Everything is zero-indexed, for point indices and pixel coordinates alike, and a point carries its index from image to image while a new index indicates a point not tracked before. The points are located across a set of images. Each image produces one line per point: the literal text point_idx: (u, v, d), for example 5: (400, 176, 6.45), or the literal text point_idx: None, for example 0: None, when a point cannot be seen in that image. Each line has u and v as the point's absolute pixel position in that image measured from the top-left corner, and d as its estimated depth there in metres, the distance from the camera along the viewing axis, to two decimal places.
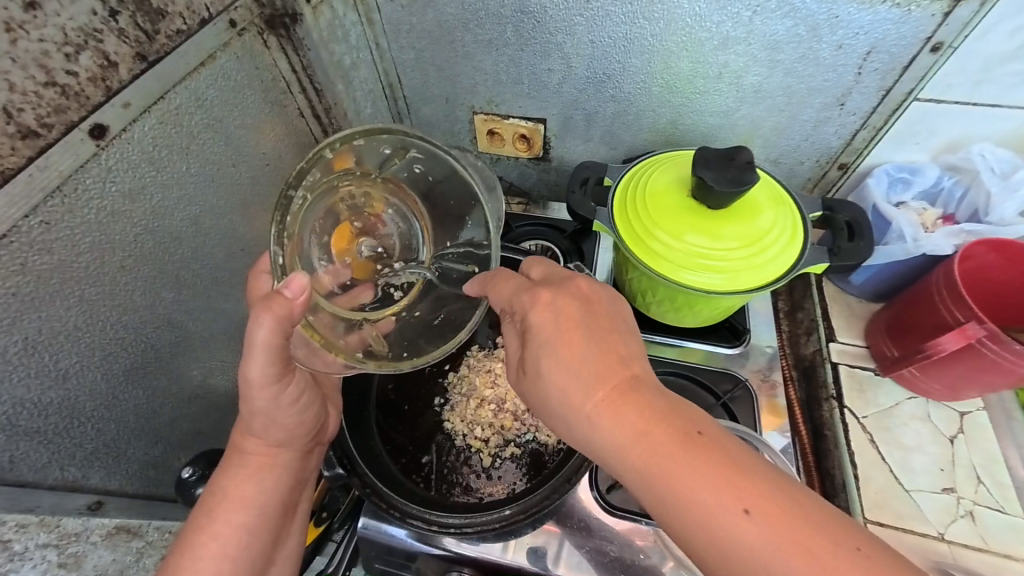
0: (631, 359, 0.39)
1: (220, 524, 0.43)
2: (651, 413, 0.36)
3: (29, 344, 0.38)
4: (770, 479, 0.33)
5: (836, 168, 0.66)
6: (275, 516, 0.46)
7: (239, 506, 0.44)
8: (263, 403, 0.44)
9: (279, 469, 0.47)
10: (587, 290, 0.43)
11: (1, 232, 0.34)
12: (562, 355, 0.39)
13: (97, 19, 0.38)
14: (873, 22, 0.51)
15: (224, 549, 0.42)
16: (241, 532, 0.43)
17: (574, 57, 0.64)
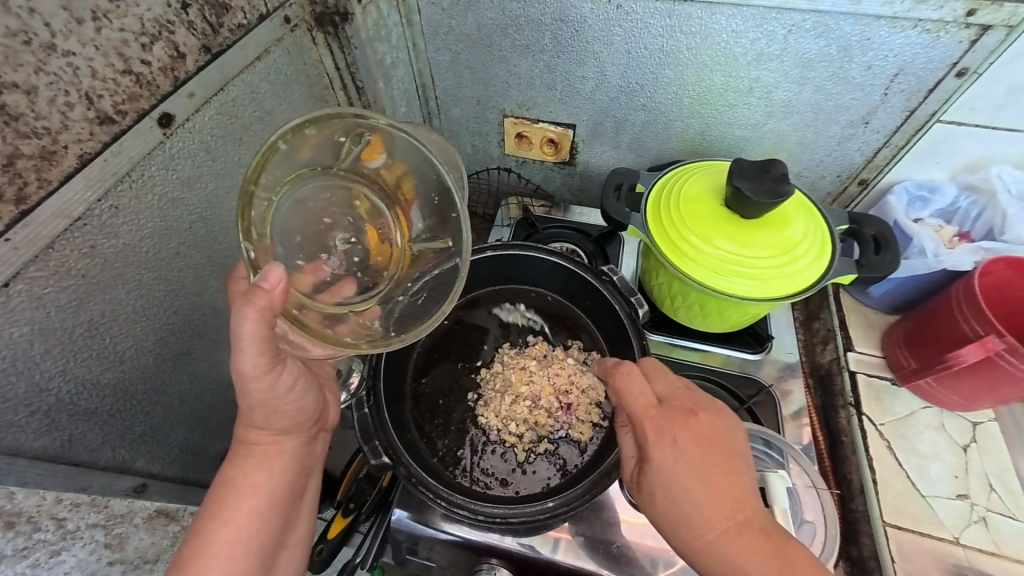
0: (724, 462, 0.42)
1: (231, 513, 0.44)
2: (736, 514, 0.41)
3: (93, 327, 0.39)
4: None
5: (856, 183, 0.69)
6: (285, 502, 0.48)
7: (247, 490, 0.46)
8: (262, 394, 0.45)
9: (286, 454, 0.49)
10: (706, 425, 0.43)
11: (76, 215, 0.35)
12: (667, 460, 0.42)
13: (170, 11, 0.39)
14: (904, 45, 0.54)
15: (242, 531, 0.44)
16: (253, 518, 0.45)
17: (608, 66, 0.66)
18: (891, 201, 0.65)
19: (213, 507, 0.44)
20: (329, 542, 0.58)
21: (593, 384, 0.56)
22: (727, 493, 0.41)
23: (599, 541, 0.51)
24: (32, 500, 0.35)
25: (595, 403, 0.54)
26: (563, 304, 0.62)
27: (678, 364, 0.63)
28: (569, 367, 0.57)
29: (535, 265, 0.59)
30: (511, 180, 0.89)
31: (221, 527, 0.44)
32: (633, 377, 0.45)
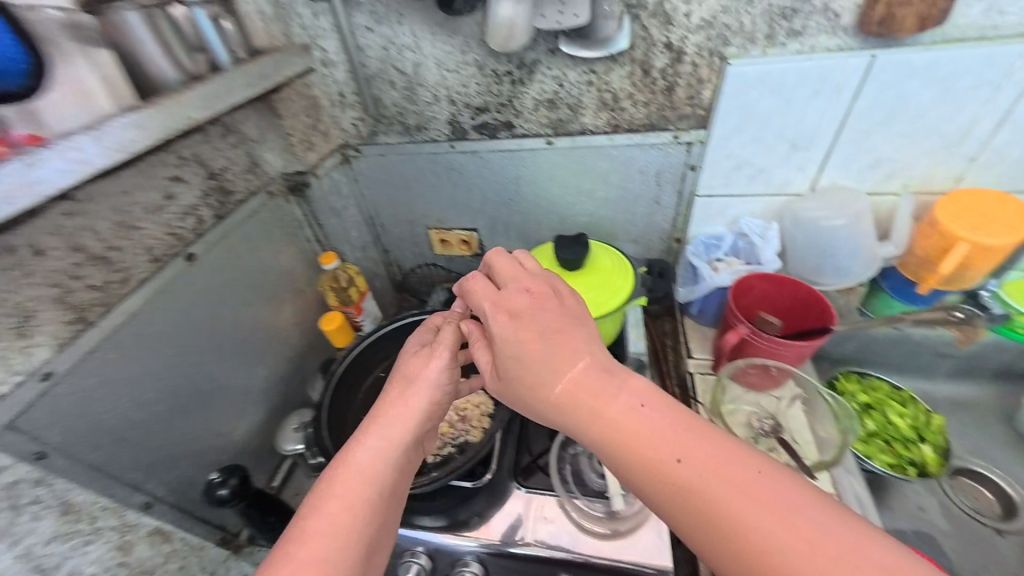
0: (635, 425, 0.42)
1: (352, 503, 0.45)
2: (657, 409, 0.43)
3: (115, 383, 0.58)
4: (352, 509, 0.45)
5: (676, 243, 0.97)
6: (378, 513, 0.46)
7: (344, 491, 0.46)
8: (421, 366, 0.57)
9: (395, 459, 0.50)
10: (581, 373, 0.46)
11: (134, 309, 0.59)
12: (507, 345, 0.50)
13: (201, 200, 0.70)
14: (653, 158, 0.83)
15: (342, 495, 0.46)
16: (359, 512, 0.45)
17: (487, 191, 0.99)
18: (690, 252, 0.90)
19: (328, 491, 0.46)
20: None
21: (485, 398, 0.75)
22: (534, 367, 0.48)
23: (500, 521, 0.66)
24: (72, 493, 0.53)
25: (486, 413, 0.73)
26: None
27: None
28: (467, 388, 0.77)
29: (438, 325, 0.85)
30: (443, 273, 1.18)
31: (348, 480, 0.47)
32: (512, 269, 0.58)
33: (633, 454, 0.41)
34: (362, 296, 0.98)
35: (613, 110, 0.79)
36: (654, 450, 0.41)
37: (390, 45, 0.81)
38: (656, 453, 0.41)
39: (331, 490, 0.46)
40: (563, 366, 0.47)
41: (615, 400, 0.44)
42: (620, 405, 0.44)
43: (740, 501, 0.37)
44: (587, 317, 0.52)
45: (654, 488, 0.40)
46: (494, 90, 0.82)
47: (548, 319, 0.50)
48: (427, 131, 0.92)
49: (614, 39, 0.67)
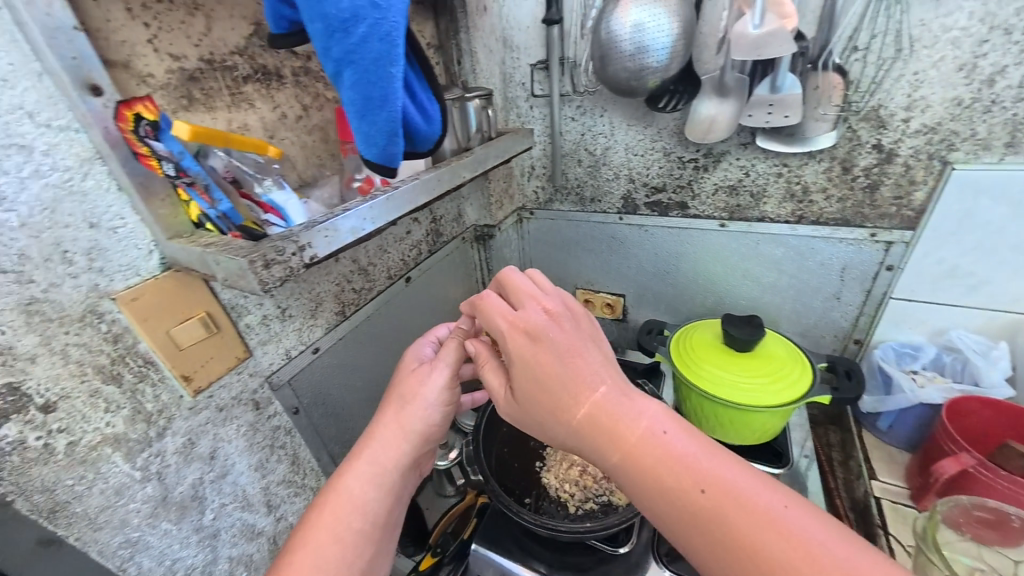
0: (652, 455, 0.41)
1: (331, 526, 0.49)
2: (647, 431, 0.42)
3: (342, 366, 0.72)
4: (333, 535, 0.49)
5: (854, 343, 0.88)
6: (371, 534, 0.51)
7: (325, 513, 0.49)
8: (431, 384, 0.57)
9: (382, 485, 0.52)
10: (595, 399, 0.44)
11: (369, 312, 0.75)
12: (518, 362, 0.46)
13: (423, 238, 0.85)
14: (840, 252, 0.80)
15: (334, 521, 0.49)
16: (348, 535, 0.49)
17: (643, 260, 1.01)
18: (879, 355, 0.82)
19: (316, 509, 0.50)
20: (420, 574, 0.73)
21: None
22: (560, 388, 0.44)
23: None
24: (297, 448, 0.65)
25: None
26: None
27: None
28: None
29: None
30: None
31: (335, 508, 0.50)
32: (518, 282, 0.52)
33: (652, 484, 0.40)
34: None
35: (801, 201, 0.80)
36: (672, 479, 0.40)
37: (586, 132, 0.92)
38: (676, 480, 0.40)
39: (319, 519, 0.49)
40: (553, 399, 0.45)
41: (631, 430, 0.42)
42: (636, 428, 0.42)
43: (763, 537, 0.36)
44: (604, 339, 0.49)
45: (669, 513, 0.40)
46: (675, 174, 0.88)
47: (558, 342, 0.45)
48: (599, 203, 0.99)
49: (809, 134, 0.71)
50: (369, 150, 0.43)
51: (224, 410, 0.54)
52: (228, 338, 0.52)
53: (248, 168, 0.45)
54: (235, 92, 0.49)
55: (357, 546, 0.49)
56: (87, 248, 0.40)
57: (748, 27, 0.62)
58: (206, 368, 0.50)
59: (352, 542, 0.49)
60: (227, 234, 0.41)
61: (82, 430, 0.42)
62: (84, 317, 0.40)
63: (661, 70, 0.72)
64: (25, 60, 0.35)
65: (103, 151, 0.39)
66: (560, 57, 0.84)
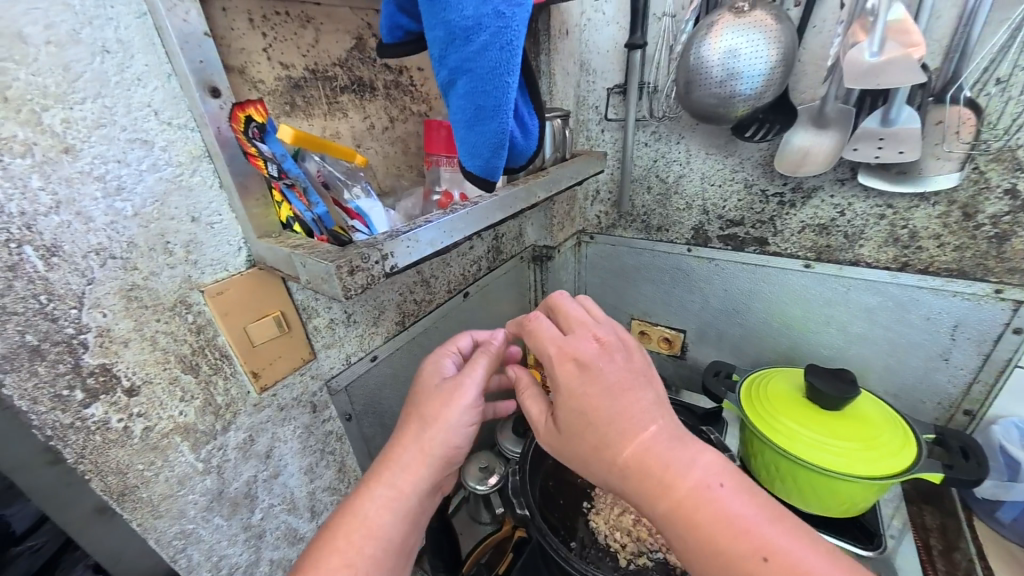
0: (706, 514, 0.36)
1: (346, 551, 0.43)
2: (705, 490, 0.37)
3: (395, 377, 0.71)
4: (347, 563, 0.43)
5: (963, 413, 0.77)
6: (388, 563, 0.46)
7: (341, 537, 0.44)
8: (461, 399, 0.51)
9: (403, 511, 0.47)
10: (644, 441, 0.39)
11: (426, 324, 0.74)
12: (564, 389, 0.43)
13: (485, 254, 0.84)
14: (952, 306, 0.71)
15: (349, 547, 0.44)
16: (364, 563, 0.44)
17: (710, 296, 0.94)
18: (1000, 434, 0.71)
19: (331, 531, 0.45)
20: None
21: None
22: (605, 424, 0.40)
23: None
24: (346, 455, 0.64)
25: None
26: None
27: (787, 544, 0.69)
28: None
29: None
30: None
31: (350, 532, 0.44)
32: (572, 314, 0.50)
33: (702, 546, 0.35)
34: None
35: (907, 247, 0.72)
36: (729, 547, 0.34)
37: (658, 158, 0.87)
38: (732, 550, 0.34)
39: (332, 542, 0.44)
40: (600, 434, 0.41)
41: (683, 480, 0.37)
42: (692, 482, 0.37)
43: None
44: (658, 377, 0.45)
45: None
46: (755, 207, 0.81)
47: (608, 373, 0.42)
48: (665, 232, 0.93)
49: (924, 172, 0.64)
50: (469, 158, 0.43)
51: (285, 410, 0.54)
52: (297, 339, 0.53)
53: (338, 174, 0.46)
54: (332, 101, 0.50)
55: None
56: (186, 241, 0.42)
57: (864, 54, 0.56)
58: (273, 367, 0.51)
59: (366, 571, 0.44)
60: (315, 238, 0.41)
61: (158, 417, 0.42)
62: (175, 306, 0.42)
63: (752, 98, 0.67)
64: (158, 61, 0.37)
65: (212, 150, 0.41)
66: (639, 82, 0.81)
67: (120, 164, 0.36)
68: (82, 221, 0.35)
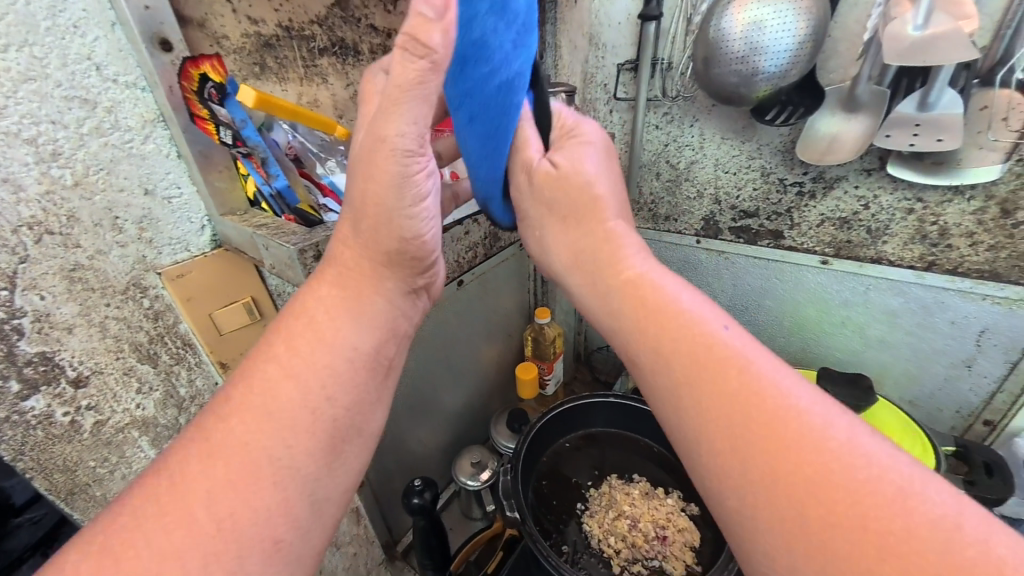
0: (726, 391, 0.29)
1: (249, 395, 0.30)
2: (790, 391, 0.29)
3: None
4: (256, 402, 0.30)
5: (983, 423, 0.74)
6: (319, 421, 0.32)
7: (254, 375, 0.31)
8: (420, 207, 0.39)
9: (340, 342, 0.33)
10: (667, 310, 0.34)
11: None
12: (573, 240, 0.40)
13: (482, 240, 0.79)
14: (981, 312, 0.67)
15: (292, 357, 0.32)
16: (279, 411, 0.30)
17: (719, 291, 0.89)
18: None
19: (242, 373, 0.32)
20: None
21: (689, 527, 0.67)
22: (624, 290, 0.36)
23: None
24: None
25: (689, 545, 0.65)
26: (667, 458, 0.77)
27: None
28: (669, 503, 0.70)
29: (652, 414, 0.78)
30: None
31: (295, 339, 0.33)
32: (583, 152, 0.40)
33: (715, 423, 0.29)
34: (559, 354, 0.98)
35: (935, 245, 0.67)
36: (798, 454, 0.26)
37: (670, 142, 0.81)
38: (809, 490, 0.25)
39: (248, 372, 0.32)
40: (655, 329, 0.33)
41: (713, 356, 0.30)
42: (760, 385, 0.29)
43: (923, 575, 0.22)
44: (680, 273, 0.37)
45: (782, 545, 0.25)
46: (771, 198, 0.76)
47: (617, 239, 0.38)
48: (674, 222, 0.88)
49: (962, 164, 0.59)
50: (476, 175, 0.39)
51: None
52: None
53: (313, 146, 0.42)
54: (309, 64, 0.45)
55: (297, 428, 0.30)
56: (139, 216, 0.37)
57: (907, 28, 0.50)
58: (244, 357, 0.47)
59: (290, 419, 0.30)
60: (280, 216, 0.38)
61: (111, 411, 0.39)
62: (127, 290, 0.37)
63: (776, 77, 0.61)
64: (99, 6, 0.32)
65: (166, 114, 0.36)
66: (652, 57, 0.74)
67: (55, 125, 0.32)
68: (10, 190, 0.31)
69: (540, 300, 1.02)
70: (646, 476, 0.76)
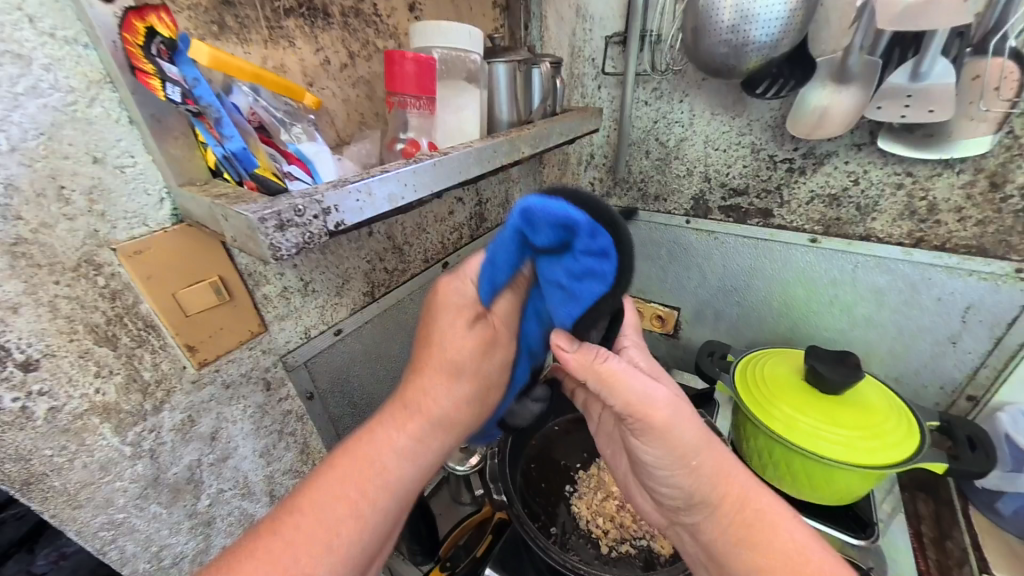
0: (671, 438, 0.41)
1: (323, 502, 0.41)
2: (674, 409, 0.41)
3: (365, 353, 0.65)
4: (334, 505, 0.41)
5: (966, 399, 0.74)
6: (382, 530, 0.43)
7: (340, 473, 0.42)
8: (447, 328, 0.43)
9: (399, 451, 0.44)
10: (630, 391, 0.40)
11: (401, 298, 0.67)
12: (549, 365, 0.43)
13: (467, 221, 0.77)
14: (966, 288, 0.67)
15: (361, 479, 0.42)
16: (366, 521, 0.42)
17: (709, 272, 0.88)
18: (1005, 419, 0.68)
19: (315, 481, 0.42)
20: None
21: None
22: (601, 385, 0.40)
23: None
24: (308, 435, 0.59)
25: None
26: None
27: None
28: None
29: None
30: None
31: (366, 466, 0.43)
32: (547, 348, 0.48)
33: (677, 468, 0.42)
34: None
35: (924, 221, 0.66)
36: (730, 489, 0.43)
37: (660, 119, 0.79)
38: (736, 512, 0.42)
39: (331, 474, 0.42)
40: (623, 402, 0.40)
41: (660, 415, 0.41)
42: (683, 431, 0.41)
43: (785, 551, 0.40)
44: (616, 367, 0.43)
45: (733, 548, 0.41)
46: (761, 175, 0.74)
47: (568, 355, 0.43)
48: (663, 202, 0.86)
49: (951, 136, 0.58)
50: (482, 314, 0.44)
51: (232, 387, 0.48)
52: (243, 309, 0.47)
53: (277, 113, 0.38)
54: (273, 25, 0.42)
55: (356, 530, 0.41)
56: (88, 187, 0.34)
57: None
58: (213, 340, 0.45)
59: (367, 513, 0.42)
60: (242, 185, 0.34)
61: (67, 396, 0.36)
62: (79, 267, 0.35)
63: (767, 48, 0.59)
64: None
65: (113, 74, 0.33)
66: (641, 30, 0.72)
67: None
68: None
69: None
70: None
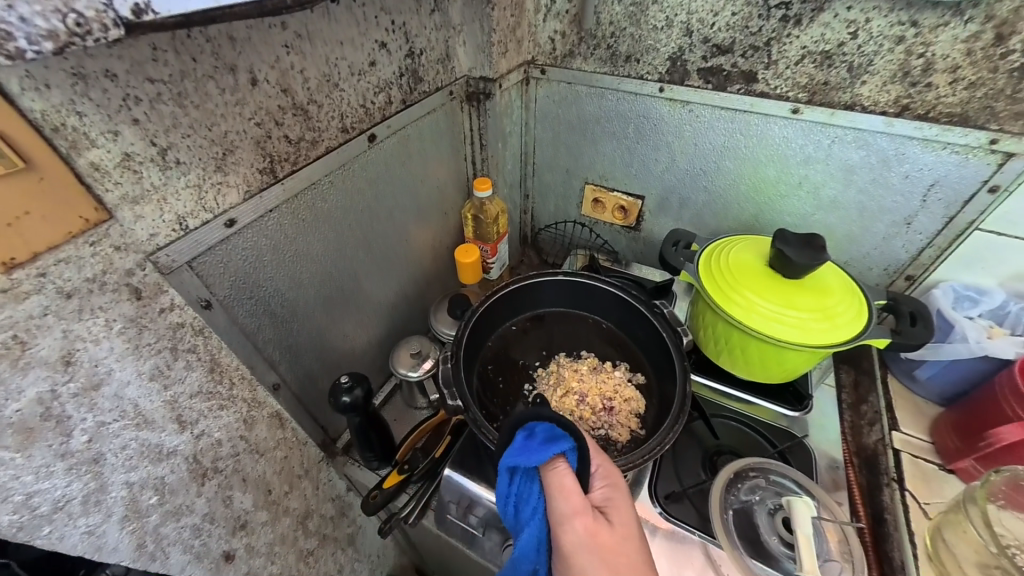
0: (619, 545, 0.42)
1: None
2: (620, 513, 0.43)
3: (276, 250, 0.52)
4: None
5: (904, 279, 0.77)
6: None
7: None
8: None
9: None
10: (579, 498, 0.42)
11: (314, 181, 0.53)
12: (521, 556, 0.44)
13: (394, 79, 0.60)
14: (937, 163, 0.64)
15: None
16: None
17: (678, 154, 0.80)
18: (937, 294, 0.73)
19: None
20: (384, 491, 0.65)
21: (635, 395, 0.66)
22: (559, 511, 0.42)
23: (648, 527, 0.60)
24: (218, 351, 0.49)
25: (635, 412, 0.65)
26: (616, 333, 0.75)
27: (719, 408, 0.73)
28: (616, 375, 0.69)
29: (602, 289, 0.73)
30: (585, 234, 1.02)
31: None
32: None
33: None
34: (503, 234, 0.88)
35: (914, 84, 0.59)
36: None
37: None
38: None
39: None
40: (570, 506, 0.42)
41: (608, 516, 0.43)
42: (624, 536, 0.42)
43: None
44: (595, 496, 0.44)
45: None
46: (751, 25, 0.63)
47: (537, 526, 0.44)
48: (635, 63, 0.73)
49: None
50: (512, 566, 0.44)
51: (77, 297, 0.35)
52: (57, 183, 0.32)
53: None
54: None
55: None
56: None
57: None
58: (18, 227, 0.30)
59: None
60: None
61: None
62: None
63: None
64: None
65: None
66: None
67: None
68: None
69: (479, 170, 0.87)
70: (593, 352, 0.74)
